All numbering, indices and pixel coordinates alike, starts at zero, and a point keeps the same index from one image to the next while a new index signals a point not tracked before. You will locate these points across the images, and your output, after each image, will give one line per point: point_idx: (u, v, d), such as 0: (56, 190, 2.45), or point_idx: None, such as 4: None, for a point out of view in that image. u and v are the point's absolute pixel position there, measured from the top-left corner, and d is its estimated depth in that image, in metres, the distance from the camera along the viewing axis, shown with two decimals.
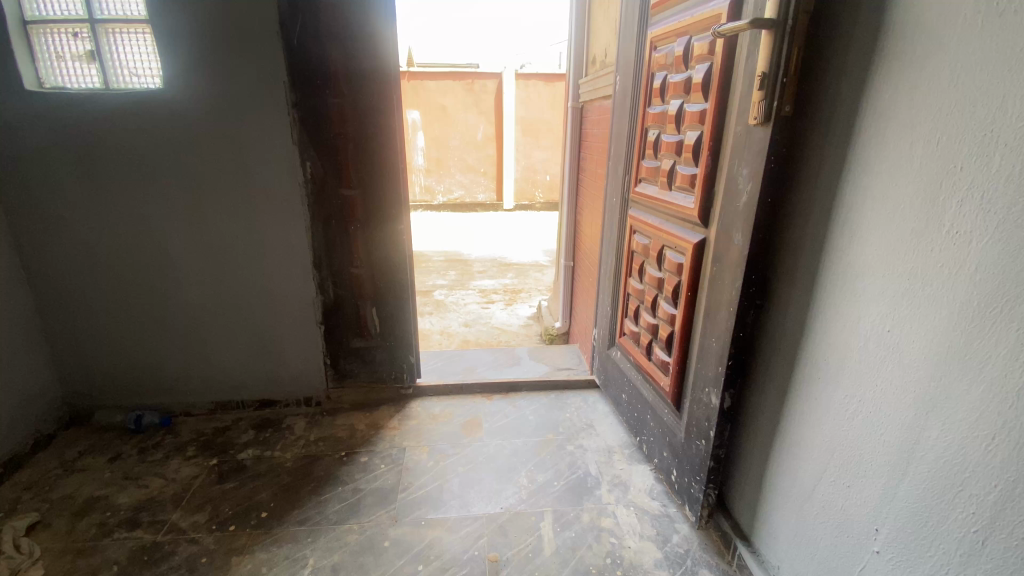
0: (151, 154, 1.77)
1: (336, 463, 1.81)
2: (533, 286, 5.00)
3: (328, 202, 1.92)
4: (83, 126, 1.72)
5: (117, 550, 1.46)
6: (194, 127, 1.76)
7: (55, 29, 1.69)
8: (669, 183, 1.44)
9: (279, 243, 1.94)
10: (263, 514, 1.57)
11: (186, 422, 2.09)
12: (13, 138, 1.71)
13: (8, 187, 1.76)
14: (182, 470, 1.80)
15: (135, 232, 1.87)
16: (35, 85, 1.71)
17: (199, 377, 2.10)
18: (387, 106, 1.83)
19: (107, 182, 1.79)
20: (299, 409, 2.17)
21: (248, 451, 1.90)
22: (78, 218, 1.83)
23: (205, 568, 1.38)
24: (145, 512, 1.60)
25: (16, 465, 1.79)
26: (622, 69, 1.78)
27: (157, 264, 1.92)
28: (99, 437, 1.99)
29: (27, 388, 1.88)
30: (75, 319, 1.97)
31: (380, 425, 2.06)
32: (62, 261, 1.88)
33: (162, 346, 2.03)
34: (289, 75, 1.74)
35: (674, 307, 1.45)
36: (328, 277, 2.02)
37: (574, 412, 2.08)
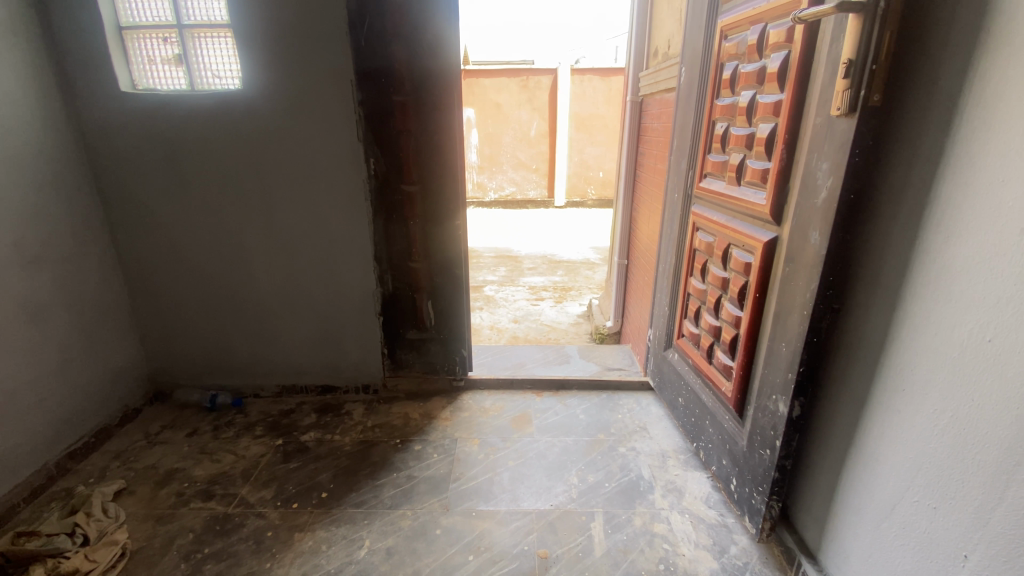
0: (229, 151, 1.89)
1: (391, 450, 1.87)
2: (583, 283, 4.95)
3: (389, 197, 1.97)
4: (169, 125, 1.86)
5: (192, 518, 1.57)
6: (267, 125, 1.85)
7: (147, 34, 1.83)
8: (738, 179, 1.37)
9: (342, 236, 2.01)
10: (323, 495, 1.64)
11: (255, 403, 2.22)
12: (110, 136, 1.88)
13: (106, 182, 1.94)
14: (250, 448, 1.91)
15: (213, 224, 2.00)
16: (130, 87, 1.86)
17: (266, 361, 2.22)
18: (448, 102, 1.86)
19: (189, 177, 1.93)
20: (357, 396, 2.26)
21: (310, 434, 1.99)
22: (163, 210, 1.98)
23: (270, 542, 1.46)
24: (217, 485, 1.71)
25: (106, 436, 1.97)
26: (688, 61, 1.71)
27: (231, 255, 2.04)
28: (177, 414, 2.16)
29: (118, 365, 2.07)
30: (160, 304, 2.13)
31: (433, 415, 2.10)
32: (149, 251, 2.04)
33: (235, 330, 2.17)
34: (356, 74, 1.80)
35: (739, 309, 1.39)
36: (387, 270, 2.08)
37: (626, 413, 2.04)
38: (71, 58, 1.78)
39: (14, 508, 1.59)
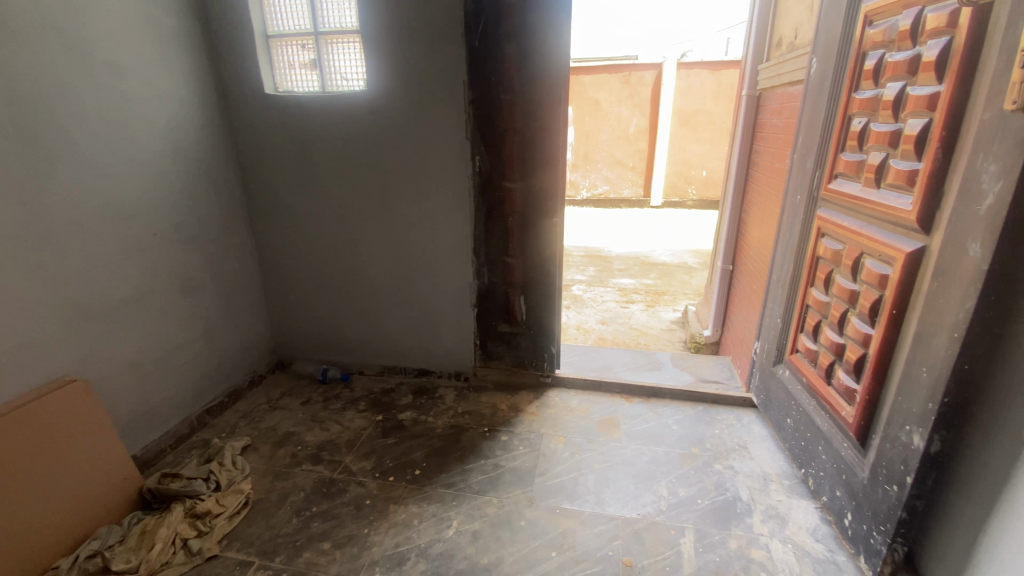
0: (350, 147, 2.05)
1: (480, 437, 1.93)
2: (678, 289, 4.72)
3: (492, 193, 2.02)
4: (302, 124, 2.06)
5: (304, 478, 1.74)
6: (384, 124, 1.99)
7: (288, 42, 2.04)
8: (877, 181, 1.23)
9: (446, 229, 2.11)
10: (416, 472, 1.74)
11: (360, 380, 2.41)
12: (254, 134, 2.12)
13: (249, 174, 2.20)
14: (354, 421, 2.07)
15: (333, 214, 2.18)
16: (272, 90, 2.09)
17: (371, 342, 2.39)
18: (555, 100, 1.86)
19: (316, 170, 2.12)
20: (450, 382, 2.36)
21: (406, 413, 2.11)
22: (292, 200, 2.20)
23: (369, 509, 1.58)
24: (325, 451, 1.88)
25: (237, 397, 2.24)
26: (821, 51, 1.56)
27: (346, 242, 2.22)
28: (294, 383, 2.40)
29: (249, 336, 2.34)
30: (285, 284, 2.38)
31: (520, 408, 2.13)
32: (279, 236, 2.29)
33: (345, 311, 2.36)
34: (468, 73, 1.86)
35: (869, 326, 1.25)
36: (485, 264, 2.14)
37: (724, 429, 1.92)
38: (228, 65, 2.04)
39: (164, 451, 1.87)
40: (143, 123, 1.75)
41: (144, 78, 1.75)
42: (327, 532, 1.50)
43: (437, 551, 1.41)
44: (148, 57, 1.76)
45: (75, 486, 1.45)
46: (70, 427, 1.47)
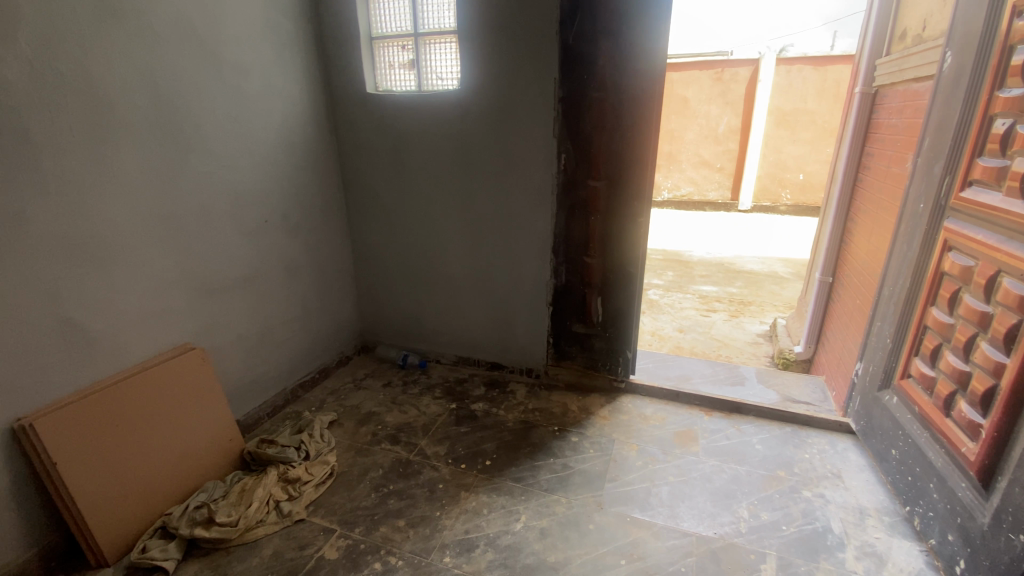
0: (440, 144, 2.13)
1: (550, 436, 1.93)
2: (766, 300, 4.43)
3: (576, 192, 2.01)
4: (397, 121, 2.16)
5: (382, 457, 1.84)
6: (474, 121, 2.04)
7: (390, 43, 2.15)
8: (1021, 191, 1.08)
9: (527, 227, 2.13)
10: (487, 462, 1.78)
11: (436, 368, 2.50)
12: (354, 130, 2.27)
13: (348, 167, 2.36)
14: (429, 406, 2.16)
15: (421, 208, 2.28)
16: (373, 89, 2.21)
17: (448, 333, 2.47)
18: (647, 98, 1.80)
19: (407, 165, 2.22)
20: (522, 377, 2.38)
21: (479, 404, 2.17)
22: (384, 193, 2.32)
23: (441, 493, 1.64)
24: (402, 433, 1.97)
25: (326, 374, 2.42)
26: (957, 43, 1.39)
27: (431, 235, 2.31)
28: (377, 366, 2.54)
29: (340, 319, 2.51)
30: (373, 272, 2.52)
31: (592, 410, 2.11)
32: (370, 226, 2.43)
33: (426, 302, 2.45)
34: (559, 72, 1.86)
35: (1003, 355, 1.10)
36: (563, 262, 2.13)
37: (814, 454, 1.78)
38: (335, 66, 2.19)
39: (262, 419, 2.06)
40: (262, 119, 1.93)
41: (263, 78, 1.92)
42: (401, 510, 1.57)
43: (505, 543, 1.43)
44: (268, 58, 1.94)
45: (190, 442, 1.65)
46: (185, 389, 1.66)
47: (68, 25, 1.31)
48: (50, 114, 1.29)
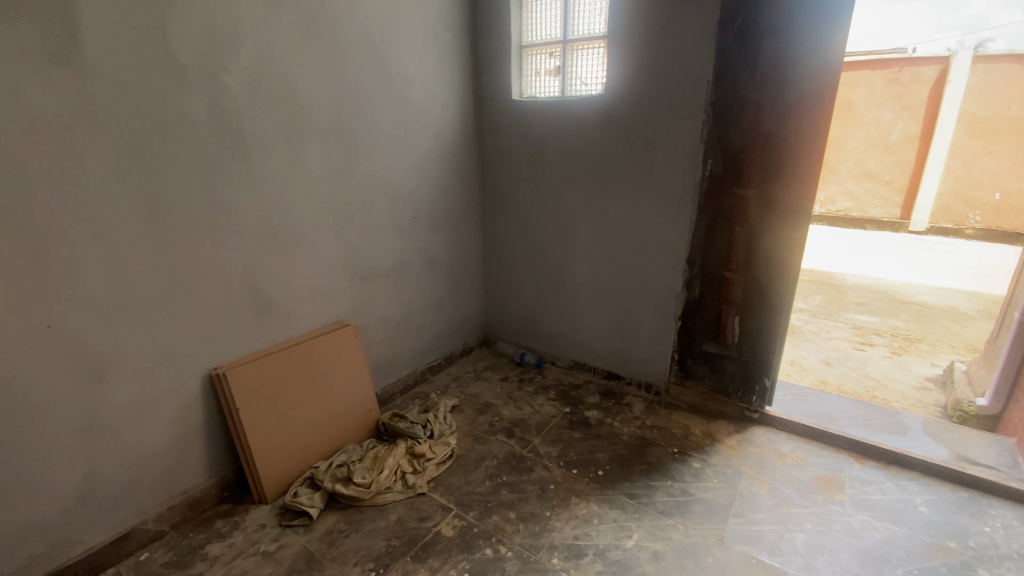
0: (579, 148, 2.14)
1: (667, 457, 1.85)
2: (940, 339, 3.75)
3: (720, 201, 1.89)
4: (539, 126, 2.22)
5: (498, 448, 1.91)
6: (616, 126, 2.02)
7: (540, 51, 2.21)
8: None
9: (662, 235, 2.06)
10: (599, 472, 1.76)
11: (552, 370, 2.52)
12: (497, 134, 2.38)
13: (488, 169, 2.48)
14: (544, 406, 2.19)
15: (553, 211, 2.31)
16: (519, 96, 2.30)
17: (568, 336, 2.48)
18: (813, 103, 1.64)
19: (544, 169, 2.28)
20: (639, 391, 2.30)
21: (593, 411, 2.14)
22: (519, 195, 2.41)
23: (552, 494, 1.65)
24: (517, 428, 2.03)
25: (450, 361, 2.57)
26: None
27: (561, 239, 2.33)
28: (496, 360, 2.63)
29: (467, 312, 2.66)
30: (501, 270, 2.62)
31: (717, 437, 1.97)
32: (503, 226, 2.53)
33: (550, 303, 2.49)
34: (714, 75, 1.78)
35: None
36: (698, 275, 2.02)
37: (1000, 530, 1.47)
38: (487, 73, 2.32)
39: (394, 395, 2.26)
40: (419, 123, 2.12)
41: (424, 86, 2.11)
42: (513, 503, 1.62)
43: (615, 558, 1.40)
44: (430, 68, 2.12)
45: (338, 407, 1.87)
46: (339, 359, 1.90)
47: (280, 44, 1.56)
48: (261, 119, 1.55)
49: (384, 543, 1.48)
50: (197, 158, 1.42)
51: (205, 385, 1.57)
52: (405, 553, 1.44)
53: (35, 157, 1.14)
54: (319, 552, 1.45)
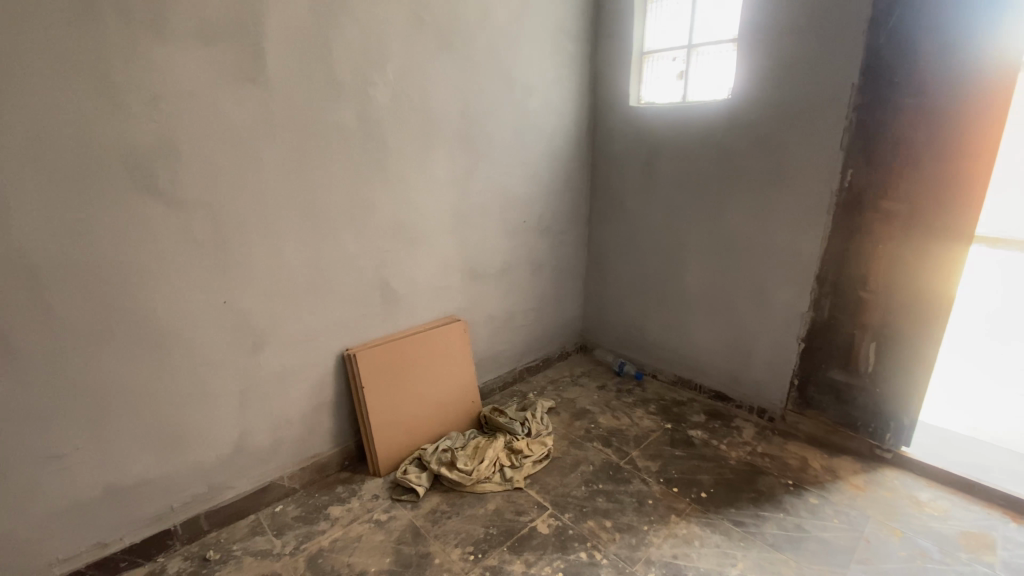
0: (698, 156, 2.07)
1: (780, 488, 1.72)
2: None
3: (860, 215, 1.73)
4: (655, 133, 2.19)
5: (594, 455, 1.90)
6: (740, 134, 1.93)
7: (661, 56, 2.17)
8: None
9: (787, 250, 1.93)
10: (702, 494, 1.68)
11: (653, 383, 2.45)
12: (611, 141, 2.38)
13: (598, 176, 2.48)
14: (643, 419, 2.14)
15: (665, 220, 2.26)
16: (636, 102, 2.28)
17: (672, 350, 2.40)
18: (984, 107, 1.44)
19: (659, 177, 2.23)
20: (749, 415, 2.16)
21: (697, 431, 2.05)
22: (629, 202, 2.38)
23: (650, 509, 1.62)
24: (615, 438, 2.00)
25: (547, 364, 2.60)
26: None
27: (672, 249, 2.27)
28: (594, 367, 2.62)
29: (567, 316, 2.67)
30: (604, 277, 2.60)
31: (838, 474, 1.80)
32: (609, 233, 2.51)
33: (654, 313, 2.42)
34: (860, 78, 1.64)
35: None
36: (828, 294, 1.86)
37: None
38: (605, 80, 2.34)
39: (493, 390, 2.34)
40: (536, 129, 2.19)
41: (544, 94, 2.17)
42: (610, 511, 1.61)
43: None
44: (550, 76, 2.18)
45: (445, 397, 1.99)
46: (449, 351, 2.02)
47: (420, 59, 1.71)
48: (399, 127, 1.71)
49: (482, 529, 1.55)
50: (345, 162, 1.60)
51: (337, 363, 1.75)
52: (502, 543, 1.50)
53: (225, 159, 1.36)
54: (424, 528, 1.56)
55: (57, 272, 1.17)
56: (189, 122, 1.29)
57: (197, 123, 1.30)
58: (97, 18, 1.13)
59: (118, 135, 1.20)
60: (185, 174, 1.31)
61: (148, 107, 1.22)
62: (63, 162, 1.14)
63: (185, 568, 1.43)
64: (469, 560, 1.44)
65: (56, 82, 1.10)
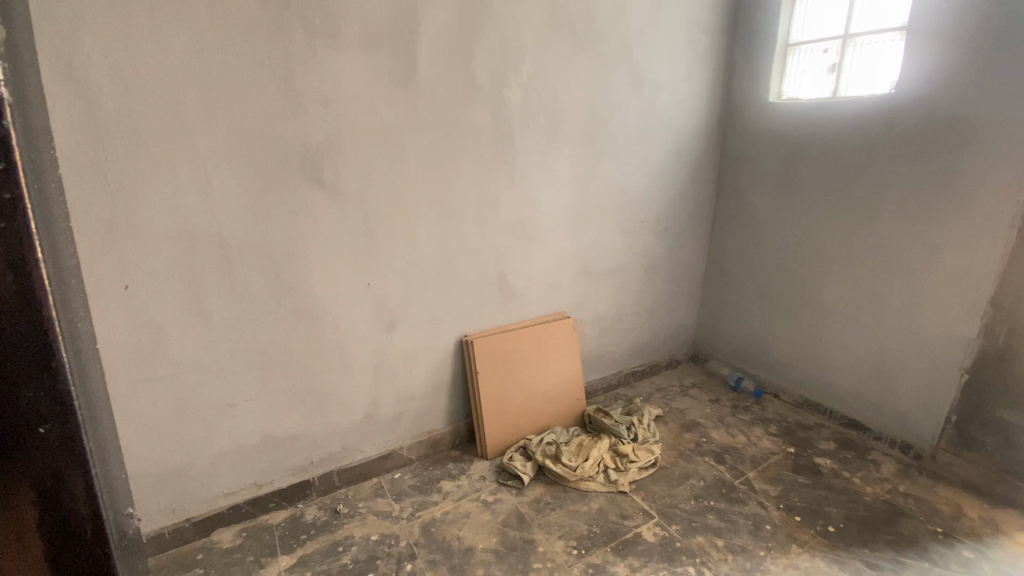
0: (848, 157, 1.88)
1: (926, 535, 1.52)
2: None
3: None
4: (797, 131, 2.02)
5: (704, 470, 1.82)
6: (902, 133, 1.72)
7: (809, 48, 1.99)
8: None
9: (954, 267, 1.68)
10: (830, 528, 1.54)
11: (774, 402, 2.27)
12: (744, 140, 2.24)
13: (727, 177, 2.35)
14: (762, 440, 1.99)
15: (801, 226, 2.08)
16: (776, 98, 2.11)
17: (799, 368, 2.21)
18: None
19: (798, 180, 2.06)
20: (889, 450, 1.92)
21: (825, 460, 1.87)
22: (760, 206, 2.22)
23: (768, 535, 1.52)
24: (729, 455, 1.90)
25: (656, 370, 2.52)
26: None
27: (808, 259, 2.08)
28: (706, 378, 2.49)
29: (681, 323, 2.57)
30: (724, 285, 2.46)
31: (1005, 530, 1.54)
32: (733, 238, 2.37)
33: (779, 327, 2.24)
34: None
35: None
36: (1005, 321, 1.60)
37: None
38: (742, 75, 2.20)
39: (598, 391, 2.34)
40: (663, 128, 2.13)
41: (674, 91, 2.10)
42: (721, 531, 1.54)
43: None
44: (682, 73, 2.10)
45: (552, 391, 2.03)
46: (558, 346, 2.05)
47: (553, 59, 1.75)
48: (529, 125, 1.76)
49: (585, 526, 1.56)
50: (477, 159, 1.69)
51: (455, 349, 1.86)
52: (605, 543, 1.50)
53: (376, 155, 1.51)
54: (528, 515, 1.61)
55: (242, 249, 1.39)
56: (351, 121, 1.45)
57: (357, 123, 1.46)
58: (286, 30, 1.31)
59: (295, 132, 1.38)
60: (344, 168, 1.47)
61: (320, 108, 1.40)
62: (253, 154, 1.34)
63: (319, 516, 1.62)
64: (571, 554, 1.46)
65: (253, 86, 1.30)
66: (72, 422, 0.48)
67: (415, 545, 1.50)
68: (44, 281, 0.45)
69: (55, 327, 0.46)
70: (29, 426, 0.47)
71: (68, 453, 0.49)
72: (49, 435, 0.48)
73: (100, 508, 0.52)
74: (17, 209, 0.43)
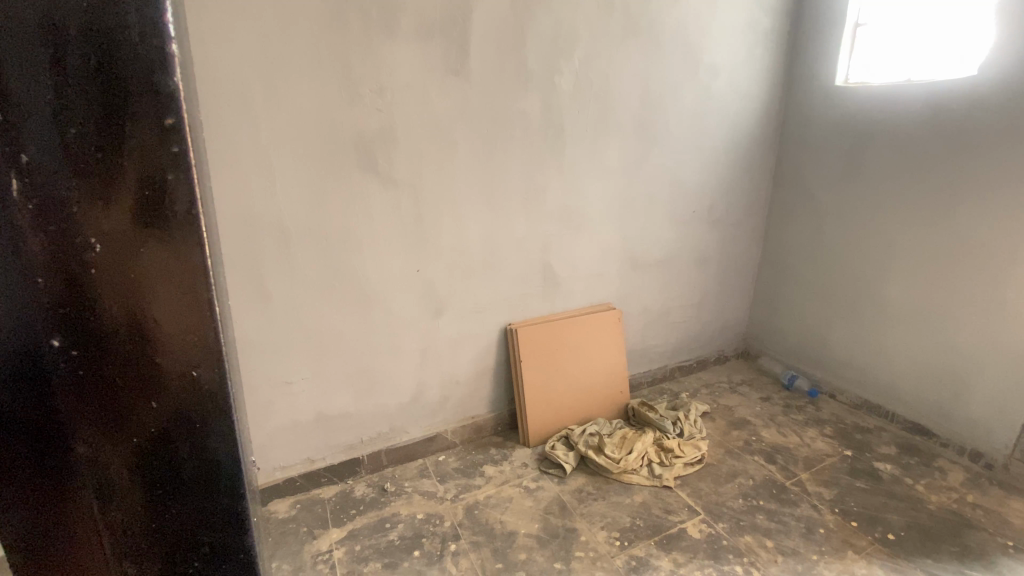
0: (922, 145, 1.75)
1: (998, 549, 1.43)
2: None
3: None
4: (866, 117, 1.90)
5: (752, 468, 1.77)
6: (986, 119, 1.59)
7: None
8: None
9: None
10: (890, 535, 1.47)
11: (829, 403, 2.17)
12: (806, 127, 2.12)
13: (786, 167, 2.24)
14: (815, 441, 1.91)
15: (866, 218, 1.96)
16: (843, 81, 1.99)
17: (858, 369, 2.10)
18: None
19: (864, 169, 1.94)
20: (957, 458, 1.80)
21: (886, 465, 1.78)
22: (821, 196, 2.11)
23: (821, 539, 1.46)
24: (779, 455, 1.83)
25: (703, 365, 2.46)
26: None
27: (872, 254, 1.97)
28: (757, 376, 2.41)
29: (730, 318, 2.49)
30: (780, 280, 2.35)
31: None
32: (791, 230, 2.26)
33: (838, 325, 2.14)
34: None
35: None
36: None
37: None
38: (806, 59, 2.09)
39: (642, 384, 2.30)
40: (718, 115, 2.05)
41: (732, 76, 2.02)
42: (770, 531, 1.49)
43: None
44: (741, 57, 2.02)
45: (595, 382, 2.02)
46: (603, 338, 2.03)
47: (606, 45, 1.71)
48: (579, 112, 1.74)
49: (629, 518, 1.55)
50: (525, 148, 1.69)
51: (499, 337, 1.88)
52: (649, 536, 1.48)
53: (428, 144, 1.53)
54: (570, 504, 1.62)
55: (301, 235, 1.45)
56: (404, 110, 1.47)
57: (411, 112, 1.48)
58: (345, 22, 1.34)
59: (351, 121, 1.42)
60: (397, 156, 1.50)
61: (376, 97, 1.42)
62: (312, 143, 1.39)
63: (368, 493, 1.68)
64: (614, 545, 1.46)
65: (315, 77, 1.35)
66: (220, 368, 0.50)
67: (460, 526, 1.54)
68: (203, 234, 0.46)
69: (211, 275, 0.48)
70: (185, 370, 0.48)
71: (214, 399, 0.50)
72: (202, 378, 0.49)
73: (241, 456, 0.53)
74: (184, 165, 0.44)
